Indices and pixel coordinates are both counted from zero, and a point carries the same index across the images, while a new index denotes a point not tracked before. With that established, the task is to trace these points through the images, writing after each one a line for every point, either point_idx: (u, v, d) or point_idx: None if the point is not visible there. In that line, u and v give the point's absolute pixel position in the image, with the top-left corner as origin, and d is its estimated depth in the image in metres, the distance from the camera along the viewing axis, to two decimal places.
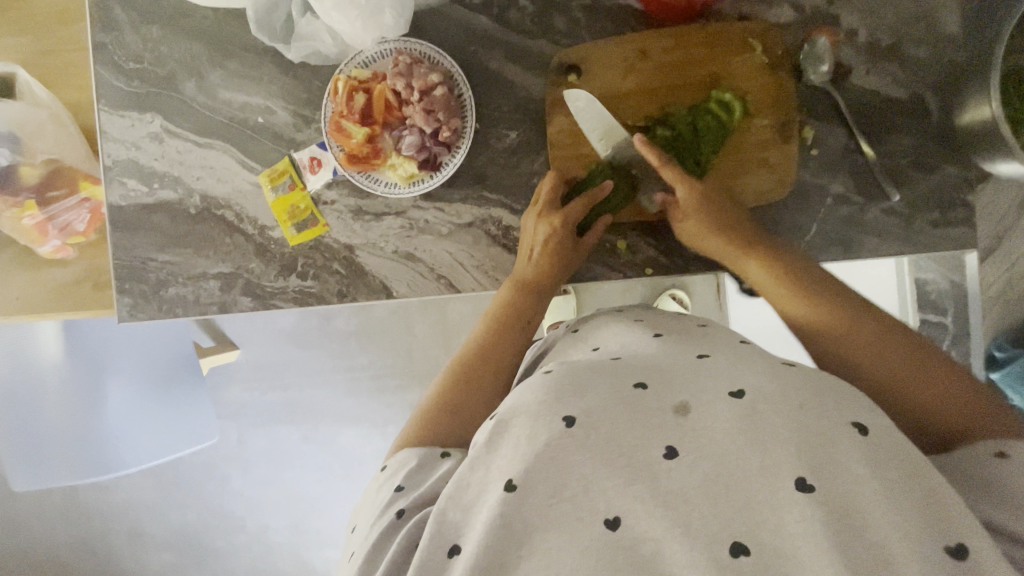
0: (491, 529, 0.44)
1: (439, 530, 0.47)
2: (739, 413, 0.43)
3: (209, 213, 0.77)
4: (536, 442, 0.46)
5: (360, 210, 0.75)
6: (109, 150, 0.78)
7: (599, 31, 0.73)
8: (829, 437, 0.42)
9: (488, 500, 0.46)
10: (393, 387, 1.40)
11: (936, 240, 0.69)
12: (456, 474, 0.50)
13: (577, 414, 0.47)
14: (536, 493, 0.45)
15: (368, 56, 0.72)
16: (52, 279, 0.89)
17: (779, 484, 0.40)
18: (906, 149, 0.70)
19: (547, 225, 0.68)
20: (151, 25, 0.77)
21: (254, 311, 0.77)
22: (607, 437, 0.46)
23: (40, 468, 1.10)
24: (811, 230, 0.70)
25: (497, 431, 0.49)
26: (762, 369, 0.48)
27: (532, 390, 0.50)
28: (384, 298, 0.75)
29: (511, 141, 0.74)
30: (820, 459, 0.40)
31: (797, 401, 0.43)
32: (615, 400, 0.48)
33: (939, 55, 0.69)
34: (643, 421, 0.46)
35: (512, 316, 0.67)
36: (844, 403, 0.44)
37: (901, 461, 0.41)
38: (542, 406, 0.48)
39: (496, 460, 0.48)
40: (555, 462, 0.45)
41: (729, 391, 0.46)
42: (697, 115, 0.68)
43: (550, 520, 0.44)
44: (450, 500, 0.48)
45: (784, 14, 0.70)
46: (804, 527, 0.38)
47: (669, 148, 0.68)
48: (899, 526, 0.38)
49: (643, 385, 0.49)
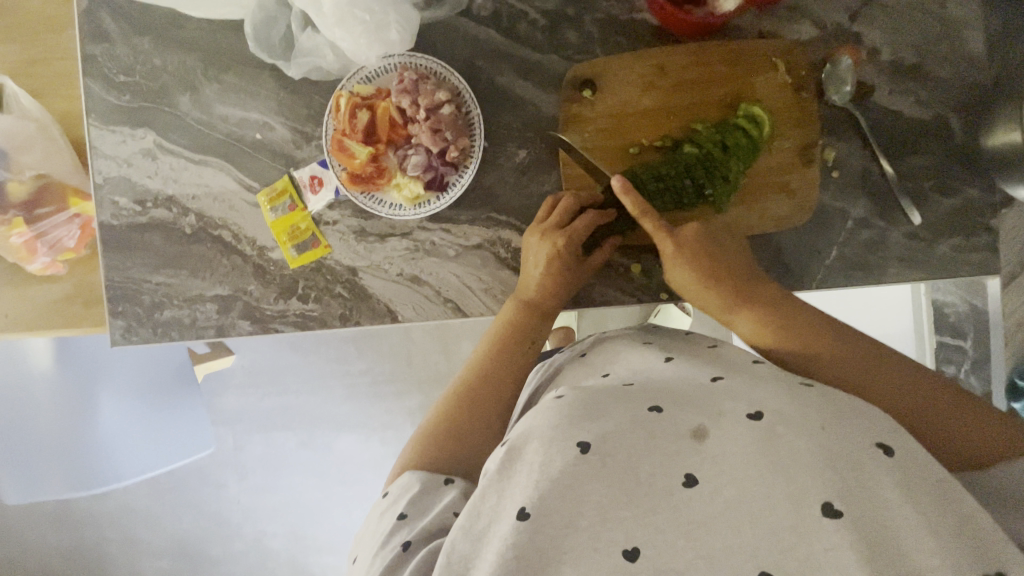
0: (505, 560, 0.42)
1: (450, 562, 0.45)
2: (759, 436, 0.41)
3: (205, 233, 0.74)
4: (550, 469, 0.44)
5: (363, 231, 0.72)
6: (99, 167, 0.75)
7: (612, 46, 0.70)
8: (855, 459, 0.39)
9: (501, 531, 0.44)
10: (393, 397, 1.38)
11: (957, 264, 0.68)
12: (468, 504, 0.48)
13: (592, 439, 0.45)
14: (552, 522, 0.42)
15: (371, 71, 0.69)
16: (41, 297, 0.86)
17: (806, 510, 0.37)
18: (927, 171, 0.68)
19: (549, 245, 0.65)
20: (143, 36, 0.73)
21: (252, 334, 0.74)
22: (624, 465, 0.44)
23: (33, 482, 1.08)
24: (830, 254, 0.68)
25: (509, 457, 0.47)
26: (783, 390, 0.46)
27: (546, 412, 0.48)
28: (388, 322, 0.73)
29: (520, 160, 0.71)
30: (850, 486, 0.38)
31: (819, 422, 0.41)
32: (630, 426, 0.46)
33: (963, 74, 0.67)
34: (661, 448, 0.44)
35: (515, 337, 0.65)
36: (869, 424, 0.42)
37: (936, 485, 0.39)
38: (555, 431, 0.46)
39: (508, 489, 0.46)
40: (571, 489, 0.43)
41: (747, 413, 0.44)
42: (725, 132, 0.65)
43: (568, 550, 0.42)
44: (461, 530, 0.46)
45: (804, 31, 0.68)
46: (836, 558, 0.36)
47: (699, 166, 0.65)
48: (937, 553, 0.35)
49: (657, 409, 0.47)
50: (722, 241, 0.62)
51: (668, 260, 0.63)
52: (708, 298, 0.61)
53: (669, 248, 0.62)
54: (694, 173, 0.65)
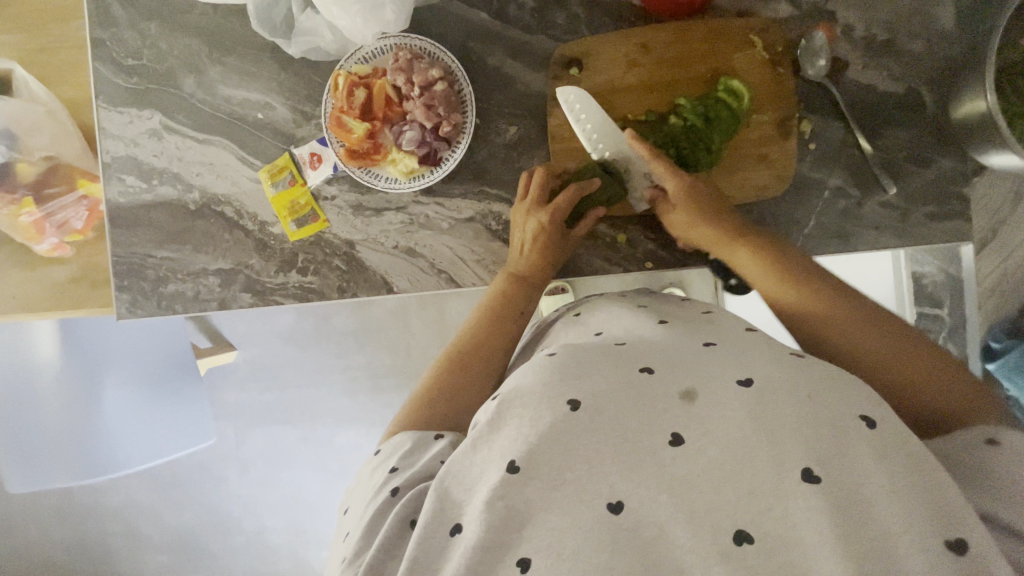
0: (492, 507, 0.44)
1: (441, 509, 0.47)
2: (748, 401, 0.44)
3: (208, 209, 0.77)
4: (539, 423, 0.46)
5: (360, 205, 0.75)
6: (107, 146, 0.78)
7: (599, 26, 0.73)
8: (837, 426, 0.42)
9: (489, 480, 0.46)
10: (391, 387, 1.40)
11: (931, 233, 0.70)
12: (457, 455, 0.50)
13: (581, 398, 0.47)
14: (539, 473, 0.45)
15: (369, 51, 0.72)
16: (49, 277, 0.89)
17: (785, 473, 0.40)
18: (901, 143, 0.70)
19: (534, 223, 0.68)
20: (150, 21, 0.77)
21: (254, 307, 0.77)
22: (613, 420, 0.46)
23: (38, 470, 1.09)
24: (809, 223, 0.71)
25: (499, 412, 0.49)
26: (772, 358, 0.48)
27: (538, 371, 0.51)
28: (384, 293, 0.75)
29: (510, 137, 0.74)
30: (827, 451, 0.41)
31: (806, 392, 0.44)
32: (621, 386, 0.48)
33: (934, 50, 0.70)
34: (649, 406, 0.46)
35: (508, 307, 0.67)
36: (853, 395, 0.44)
37: (909, 453, 0.41)
38: (547, 388, 0.49)
39: (497, 441, 0.48)
40: (560, 442, 0.45)
41: (736, 379, 0.46)
42: (708, 104, 0.68)
43: (552, 501, 0.44)
44: (453, 477, 0.49)
45: (781, 10, 0.71)
46: (810, 516, 0.38)
47: (683, 138, 0.68)
48: (904, 518, 0.38)
49: (649, 370, 0.49)
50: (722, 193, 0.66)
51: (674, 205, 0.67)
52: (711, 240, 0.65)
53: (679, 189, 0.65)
54: (679, 145, 0.68)
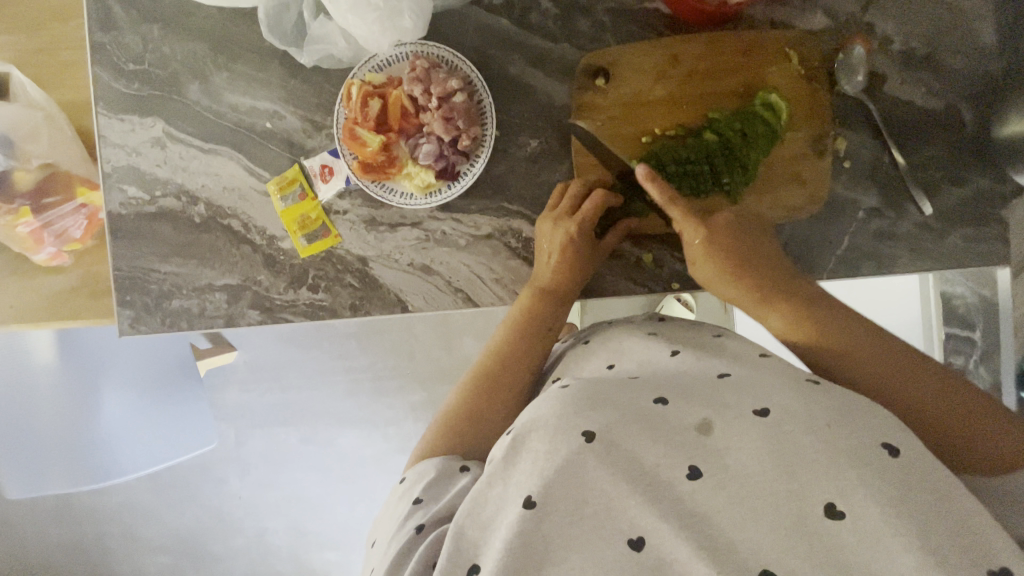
0: (511, 548, 0.40)
1: (458, 548, 0.44)
2: (766, 431, 0.41)
3: (215, 223, 0.74)
4: (555, 458, 0.42)
5: (373, 220, 0.72)
6: (108, 155, 0.74)
7: (625, 35, 0.70)
8: (858, 456, 0.38)
9: (506, 518, 0.42)
10: (394, 393, 1.37)
11: (967, 255, 0.68)
12: (473, 489, 0.46)
13: (597, 428, 0.43)
14: (556, 510, 0.42)
15: (382, 60, 0.69)
16: (46, 287, 0.85)
17: (808, 509, 0.37)
18: (936, 161, 0.68)
19: (562, 232, 0.66)
20: (153, 24, 0.73)
21: (262, 323, 0.74)
22: (628, 453, 0.42)
23: (36, 476, 1.06)
24: (842, 244, 0.68)
25: (514, 445, 0.45)
26: (786, 384, 0.45)
27: (550, 401, 0.46)
28: (399, 312, 0.72)
29: (531, 150, 0.71)
30: (852, 481, 0.37)
31: (824, 420, 0.40)
32: (635, 417, 0.44)
33: (974, 65, 0.67)
34: (665, 438, 0.43)
35: (532, 326, 0.64)
36: (867, 421, 0.41)
37: (936, 480, 0.38)
38: (559, 420, 0.44)
39: (514, 477, 0.44)
40: (575, 478, 0.42)
41: (753, 409, 0.43)
42: (745, 121, 0.65)
43: (573, 537, 0.41)
44: (469, 516, 0.45)
45: (817, 21, 0.68)
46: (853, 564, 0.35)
47: (719, 155, 0.65)
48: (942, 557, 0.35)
49: (663, 402, 0.46)
50: (755, 233, 0.63)
51: (696, 251, 0.63)
52: (737, 291, 0.61)
53: (697, 237, 0.62)
54: (715, 160, 0.65)
